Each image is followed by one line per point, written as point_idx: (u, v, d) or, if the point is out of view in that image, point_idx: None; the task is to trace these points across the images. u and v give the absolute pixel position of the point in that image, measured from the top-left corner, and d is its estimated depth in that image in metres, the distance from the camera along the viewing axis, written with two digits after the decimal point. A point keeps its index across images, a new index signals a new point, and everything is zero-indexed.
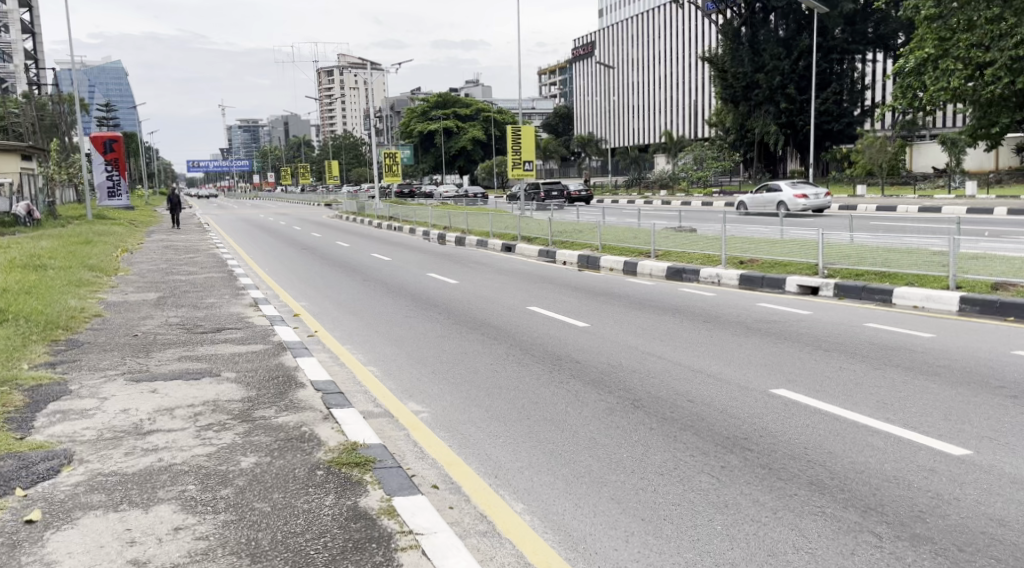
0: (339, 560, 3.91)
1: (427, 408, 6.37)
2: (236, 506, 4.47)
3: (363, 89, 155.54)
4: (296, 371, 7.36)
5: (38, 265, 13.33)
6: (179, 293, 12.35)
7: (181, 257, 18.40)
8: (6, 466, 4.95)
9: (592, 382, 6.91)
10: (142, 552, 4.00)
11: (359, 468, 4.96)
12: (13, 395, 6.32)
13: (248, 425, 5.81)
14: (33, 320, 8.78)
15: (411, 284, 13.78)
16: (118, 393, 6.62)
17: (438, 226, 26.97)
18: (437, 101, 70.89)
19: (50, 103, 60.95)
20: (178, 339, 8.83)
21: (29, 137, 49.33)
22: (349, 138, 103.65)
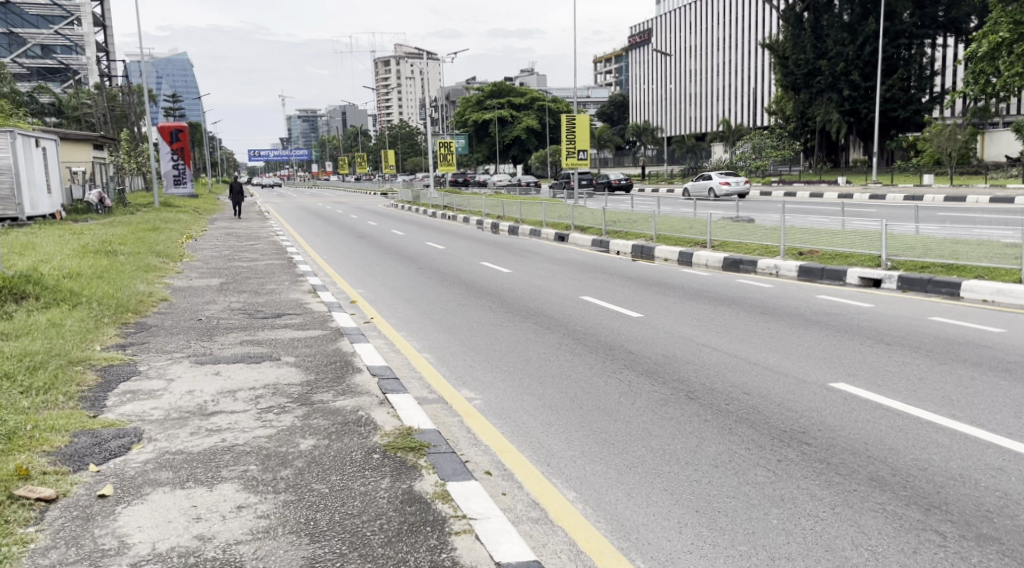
0: (395, 542, 4.00)
1: (480, 395, 6.45)
2: (296, 487, 4.60)
3: (419, 78, 156.55)
4: (353, 357, 7.50)
5: (109, 250, 13.81)
6: (241, 279, 12.68)
7: (244, 244, 18.87)
8: (80, 443, 5.17)
9: (646, 372, 6.91)
10: (207, 528, 4.14)
11: (414, 453, 5.06)
12: (86, 375, 6.60)
13: (307, 408, 5.96)
14: (105, 303, 9.10)
15: (465, 272, 13.89)
16: (183, 375, 6.85)
17: (491, 215, 27.08)
18: (493, 90, 71.08)
19: (120, 95, 62.82)
20: (240, 324, 9.07)
21: (101, 127, 51.04)
22: (405, 128, 104.57)
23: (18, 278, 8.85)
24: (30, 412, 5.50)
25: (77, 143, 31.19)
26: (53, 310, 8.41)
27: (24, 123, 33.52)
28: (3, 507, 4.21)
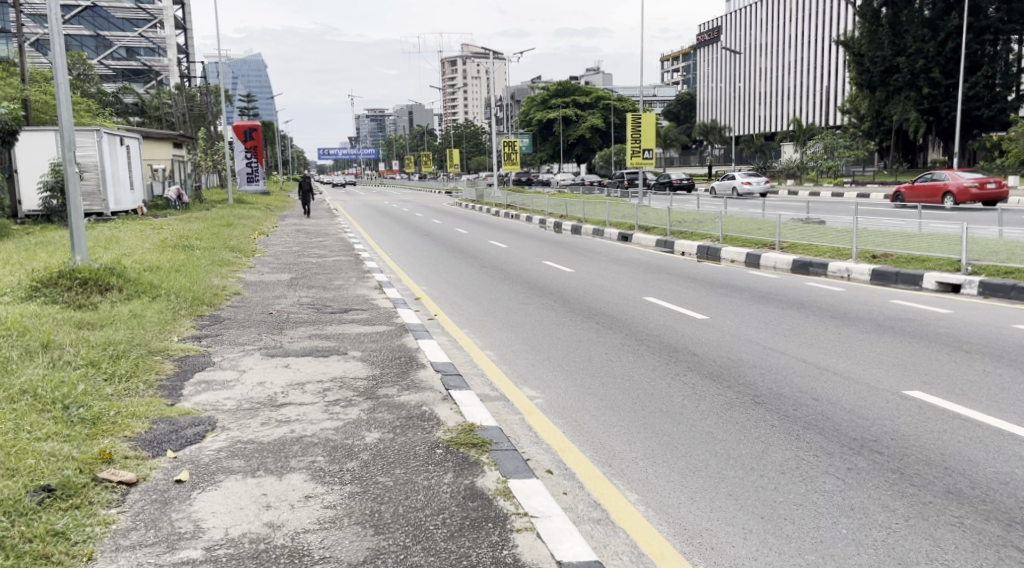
0: (457, 537, 4.06)
1: (541, 394, 6.47)
2: (361, 479, 4.69)
3: (485, 77, 157.26)
4: (418, 353, 7.60)
5: (185, 244, 14.28)
6: (310, 274, 12.96)
7: (313, 240, 19.27)
8: (159, 429, 5.37)
9: (711, 375, 6.84)
10: (276, 517, 4.26)
11: (476, 449, 5.12)
12: (164, 364, 6.84)
13: (372, 402, 6.07)
14: (182, 296, 9.42)
15: (527, 271, 13.94)
16: (255, 367, 7.05)
17: (554, 215, 27.03)
18: (558, 89, 71.04)
19: (199, 95, 64.82)
20: (308, 318, 9.28)
21: (180, 125, 52.72)
22: (470, 127, 105.27)
23: (102, 270, 9.22)
24: (112, 398, 5.73)
25: (157, 141, 32.27)
26: (134, 301, 8.74)
27: (108, 121, 34.82)
28: (87, 488, 4.39)
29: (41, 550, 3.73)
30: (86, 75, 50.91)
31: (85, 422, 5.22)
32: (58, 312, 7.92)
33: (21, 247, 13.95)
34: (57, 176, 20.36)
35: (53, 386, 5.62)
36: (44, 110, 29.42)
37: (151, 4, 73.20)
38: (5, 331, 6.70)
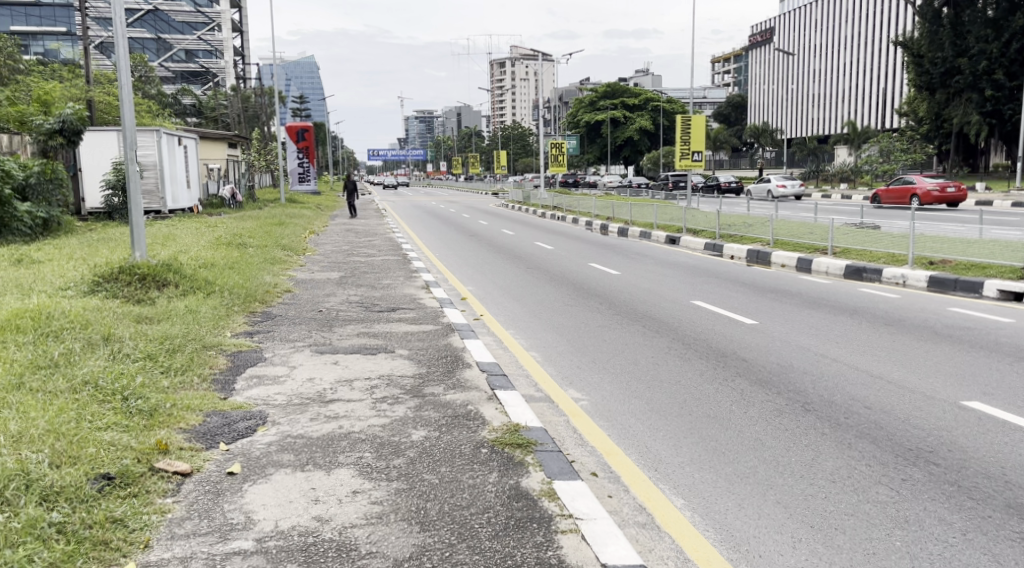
0: (501, 536, 4.08)
1: (586, 396, 6.47)
2: (407, 476, 4.75)
3: (534, 78, 157.20)
4: (464, 352, 7.65)
5: (239, 242, 14.57)
6: (359, 273, 13.12)
7: (363, 240, 19.50)
8: (212, 422, 5.49)
9: (759, 381, 6.77)
10: (324, 511, 4.32)
11: (522, 449, 5.14)
12: (218, 359, 7.00)
13: (418, 400, 6.14)
14: (236, 292, 9.62)
15: (573, 273, 13.94)
16: (305, 363, 7.17)
17: (601, 217, 26.88)
18: (606, 91, 70.74)
19: (253, 95, 66.03)
20: (357, 316, 9.40)
21: (235, 126, 53.78)
22: (518, 128, 105.41)
23: (160, 266, 9.46)
24: (168, 391, 5.88)
25: (213, 141, 32.93)
26: (190, 297, 8.95)
27: (167, 122, 35.65)
28: (144, 477, 4.51)
29: (100, 536, 3.84)
30: (145, 77, 52.13)
31: (142, 413, 5.36)
32: (118, 306, 8.15)
33: (83, 243, 14.36)
34: (118, 174, 20.95)
35: (113, 378, 5.78)
36: (107, 111, 30.23)
37: (209, 7, 74.69)
38: (68, 324, 6.92)
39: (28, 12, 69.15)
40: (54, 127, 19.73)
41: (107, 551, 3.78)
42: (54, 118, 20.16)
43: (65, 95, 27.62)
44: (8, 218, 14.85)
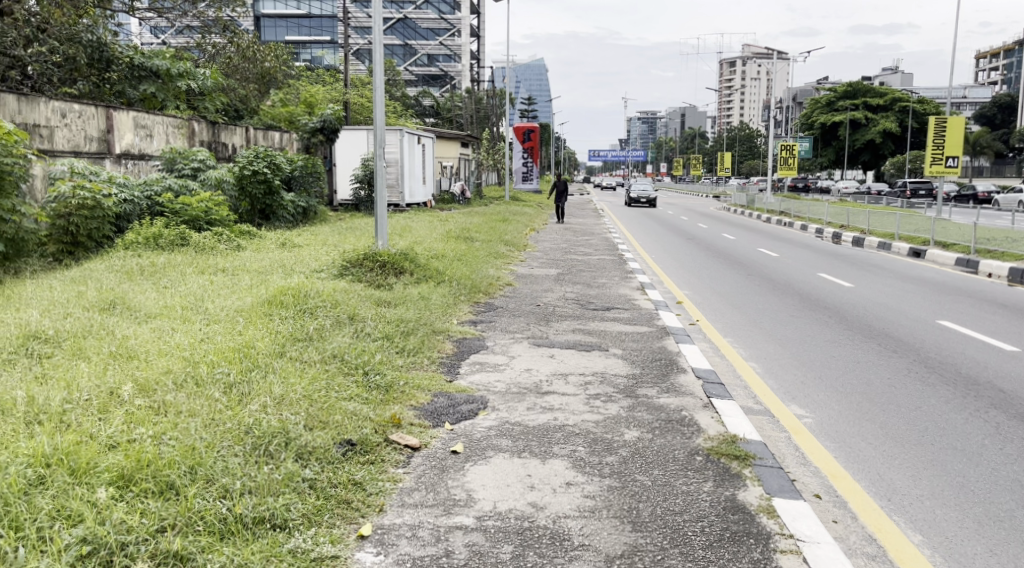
0: (716, 547, 4.03)
1: (811, 414, 6.19)
2: (620, 474, 4.81)
3: (767, 76, 151.17)
4: (679, 357, 7.58)
5: (468, 236, 15.33)
6: (577, 271, 13.35)
7: (582, 238, 19.81)
8: (438, 402, 5.86)
9: (1020, 416, 6.14)
10: (539, 498, 4.48)
11: (739, 462, 5.04)
12: (445, 344, 7.45)
13: (631, 400, 6.17)
14: (463, 282, 10.16)
15: (799, 282, 13.31)
16: (523, 354, 7.43)
17: (836, 224, 25.53)
18: (847, 91, 66.65)
19: (486, 97, 68.71)
20: (573, 313, 9.58)
21: (469, 127, 56.42)
22: (746, 129, 101.88)
23: (399, 255, 10.17)
24: (402, 369, 6.35)
25: (448, 141, 34.75)
26: (423, 285, 9.56)
27: (410, 121, 38.06)
28: (380, 447, 4.91)
29: (343, 496, 4.23)
30: (391, 80, 55.91)
31: (380, 388, 5.82)
32: (362, 289, 8.86)
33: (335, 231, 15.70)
34: (365, 170, 22.69)
35: (357, 354, 6.32)
36: (359, 111, 32.78)
37: (451, 14, 78.50)
38: (321, 302, 7.64)
39: (299, 23, 76.40)
40: (317, 126, 21.75)
41: (348, 510, 4.15)
42: (317, 118, 22.26)
43: (326, 97, 30.34)
44: (276, 207, 16.56)
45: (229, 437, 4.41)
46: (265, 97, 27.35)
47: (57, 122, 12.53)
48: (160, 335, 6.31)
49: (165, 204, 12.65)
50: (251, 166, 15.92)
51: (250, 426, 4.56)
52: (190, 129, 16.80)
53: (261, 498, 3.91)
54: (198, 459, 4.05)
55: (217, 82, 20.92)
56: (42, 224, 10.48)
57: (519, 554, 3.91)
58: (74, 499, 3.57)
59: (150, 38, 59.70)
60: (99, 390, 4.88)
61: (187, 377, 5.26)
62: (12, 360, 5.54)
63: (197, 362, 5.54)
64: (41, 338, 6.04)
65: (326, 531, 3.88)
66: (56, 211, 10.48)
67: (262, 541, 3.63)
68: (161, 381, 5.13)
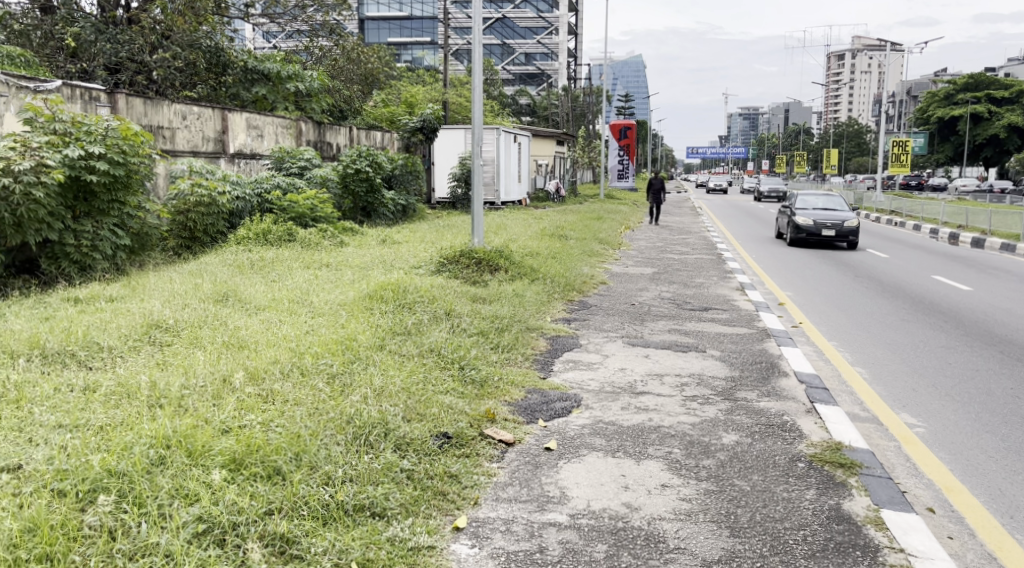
0: (819, 557, 3.93)
1: (922, 423, 5.94)
2: (717, 478, 4.73)
3: (877, 69, 145.39)
4: (780, 360, 7.39)
5: (563, 234, 15.35)
6: (673, 270, 13.16)
7: (679, 237, 19.56)
8: (532, 398, 5.89)
9: None
10: (634, 499, 4.46)
11: (845, 470, 4.88)
12: (539, 341, 7.48)
13: (730, 403, 6.06)
14: (557, 280, 10.18)
15: (909, 285, 12.78)
16: (618, 354, 7.38)
17: (953, 224, 24.34)
18: (968, 83, 63.25)
19: (583, 95, 68.54)
20: (669, 313, 9.48)
21: (565, 125, 56.47)
22: (855, 124, 98.17)
23: (495, 253, 10.27)
24: (496, 365, 6.42)
25: (544, 139, 34.84)
26: (518, 282, 9.63)
27: (507, 120, 38.34)
28: (475, 441, 4.98)
29: (439, 488, 4.30)
30: (489, 80, 56.40)
31: (475, 382, 5.90)
32: (458, 285, 8.97)
33: (433, 228, 15.95)
34: (463, 168, 22.98)
35: (453, 348, 6.43)
36: (457, 110, 33.24)
37: (550, 12, 78.56)
38: (420, 297, 7.79)
39: (401, 25, 78.07)
40: (416, 125, 22.16)
41: (444, 502, 4.22)
42: (417, 117, 22.66)
43: (426, 98, 30.88)
44: (377, 204, 16.96)
45: (332, 426, 4.55)
46: (367, 98, 27.93)
47: (178, 123, 13.16)
48: (269, 326, 6.56)
49: (274, 202, 13.15)
50: (354, 164, 16.33)
51: (351, 416, 4.70)
52: (298, 129, 17.38)
53: (362, 487, 4.03)
54: (303, 446, 4.20)
55: (324, 83, 21.55)
56: (164, 220, 11.03)
57: (613, 554, 3.90)
58: (192, 480, 3.75)
59: (261, 43, 62.20)
60: (213, 377, 5.11)
61: (293, 367, 5.47)
62: (137, 347, 5.87)
63: (303, 353, 5.74)
64: (162, 327, 6.37)
65: (423, 522, 3.96)
66: (176, 208, 11.02)
67: (362, 528, 3.74)
68: (270, 371, 5.34)
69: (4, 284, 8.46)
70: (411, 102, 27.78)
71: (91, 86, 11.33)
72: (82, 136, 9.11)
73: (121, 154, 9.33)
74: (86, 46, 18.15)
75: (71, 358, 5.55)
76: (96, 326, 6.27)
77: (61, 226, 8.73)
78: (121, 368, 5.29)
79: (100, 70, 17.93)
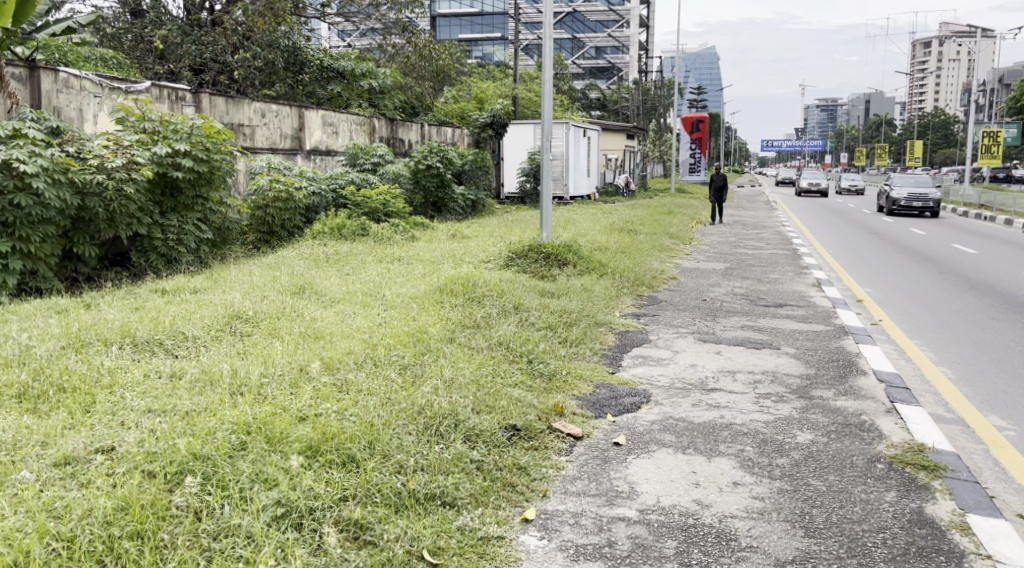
0: (899, 562, 3.84)
1: (1011, 426, 5.73)
2: (791, 477, 4.66)
3: (964, 57, 139.78)
4: (858, 359, 7.22)
5: (633, 229, 15.28)
6: (745, 266, 12.94)
7: (752, 232, 19.22)
8: (601, 393, 5.90)
9: None
10: (704, 496, 4.43)
11: (928, 472, 4.76)
12: (608, 336, 7.48)
13: (805, 402, 5.96)
14: (626, 275, 10.14)
15: (999, 282, 12.26)
16: (689, 350, 7.32)
17: None
18: None
19: (654, 87, 67.86)
20: (741, 309, 9.33)
21: (636, 119, 56.04)
22: (940, 115, 94.66)
23: (563, 247, 10.28)
24: (564, 359, 6.44)
25: (614, 133, 34.66)
26: (586, 277, 9.61)
27: (577, 115, 38.26)
28: (544, 434, 5.01)
29: (508, 479, 4.36)
30: (558, 75, 56.33)
31: (543, 376, 5.94)
32: (527, 280, 9.04)
33: (502, 223, 16.05)
34: (532, 164, 23.05)
35: (521, 342, 6.47)
36: (527, 106, 33.34)
37: (621, 5, 77.93)
38: (488, 291, 7.86)
39: (472, 21, 78.53)
40: (486, 120, 22.79)
41: (514, 493, 4.27)
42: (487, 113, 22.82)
43: (496, 94, 31.03)
44: (447, 199, 17.19)
45: (404, 416, 4.65)
46: (438, 94, 28.25)
47: (257, 121, 13.53)
48: (343, 318, 6.71)
49: (348, 197, 13.42)
50: (425, 160, 16.54)
51: (422, 407, 4.79)
52: (371, 125, 17.66)
53: (432, 476, 4.11)
54: (376, 435, 4.30)
55: (396, 80, 21.87)
56: (244, 215, 11.36)
57: (684, 550, 3.89)
58: (271, 465, 3.89)
59: (337, 42, 63.60)
60: (290, 367, 5.27)
61: (366, 358, 5.59)
62: (219, 337, 6.08)
63: (376, 345, 5.86)
64: (243, 318, 6.59)
65: (493, 512, 4.02)
66: (256, 203, 11.35)
67: (433, 517, 3.82)
68: (344, 361, 5.47)
69: (97, 276, 8.86)
70: (481, 98, 27.96)
71: (177, 86, 11.73)
72: (169, 134, 9.46)
73: (204, 151, 9.63)
74: (172, 48, 18.94)
75: (158, 347, 5.79)
76: (182, 317, 6.53)
77: (149, 221, 9.07)
78: (204, 357, 5.50)
79: (185, 71, 18.62)
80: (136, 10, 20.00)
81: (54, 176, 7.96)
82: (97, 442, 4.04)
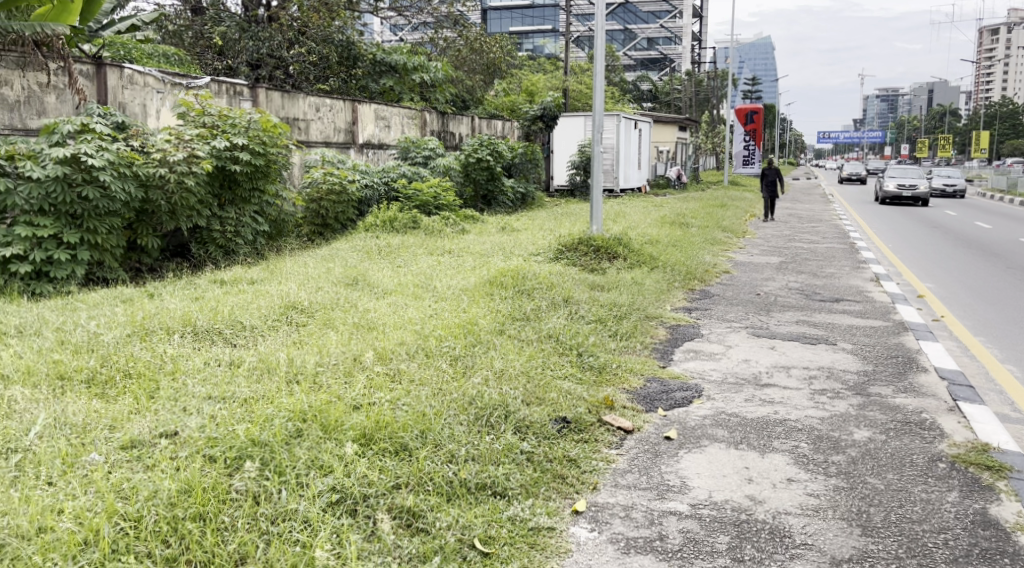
0: (960, 563, 3.76)
1: None
2: (848, 475, 4.59)
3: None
4: (919, 355, 7.06)
5: (684, 222, 15.15)
6: (800, 260, 12.73)
7: (806, 225, 18.91)
8: (652, 387, 5.87)
9: None
10: (757, 492, 4.39)
11: (992, 473, 4.63)
12: (659, 329, 7.44)
13: (862, 398, 5.85)
14: (677, 269, 10.07)
15: None
16: (742, 344, 7.24)
17: None
18: None
19: (706, 78, 67.08)
20: (797, 304, 9.18)
21: (688, 111, 55.44)
22: (1005, 105, 91.70)
23: (613, 240, 10.23)
24: (614, 352, 6.42)
25: (666, 125, 34.34)
26: (637, 270, 9.56)
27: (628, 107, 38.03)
28: (594, 427, 5.01)
29: (558, 471, 4.37)
30: (610, 65, 55.95)
31: (593, 369, 5.95)
32: (576, 273, 9.03)
33: (552, 215, 16.05)
34: (582, 156, 22.94)
35: (571, 335, 6.47)
36: (577, 98, 33.22)
37: None
38: (538, 284, 7.87)
39: (523, 13, 78.50)
40: (537, 113, 22.50)
41: (564, 485, 4.29)
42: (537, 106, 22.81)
43: (547, 86, 30.99)
44: (496, 192, 17.25)
45: (454, 406, 4.68)
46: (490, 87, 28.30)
47: (312, 115, 13.73)
48: (396, 309, 6.79)
49: (400, 190, 13.54)
50: (476, 153, 16.58)
51: (473, 397, 4.83)
52: (423, 119, 17.74)
53: (483, 466, 4.14)
54: (428, 424, 4.35)
55: (448, 74, 21.97)
56: (299, 207, 11.55)
57: (736, 546, 3.86)
58: (326, 452, 3.97)
59: (389, 35, 64.19)
60: (345, 356, 5.36)
61: (418, 348, 5.65)
62: (276, 326, 6.20)
63: (428, 336, 5.92)
64: (298, 308, 6.70)
65: (543, 503, 4.04)
66: (310, 196, 11.52)
67: (483, 506, 3.85)
68: (397, 351, 5.54)
69: (159, 266, 9.10)
70: (532, 91, 27.97)
71: (236, 80, 11.98)
72: (227, 128, 9.66)
73: (261, 145, 9.81)
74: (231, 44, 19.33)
75: (217, 335, 5.93)
76: (240, 306, 6.67)
77: (208, 213, 9.28)
78: (261, 346, 5.61)
79: (242, 66, 18.97)
80: (197, 8, 20.46)
81: (120, 169, 8.20)
82: (161, 426, 4.16)
